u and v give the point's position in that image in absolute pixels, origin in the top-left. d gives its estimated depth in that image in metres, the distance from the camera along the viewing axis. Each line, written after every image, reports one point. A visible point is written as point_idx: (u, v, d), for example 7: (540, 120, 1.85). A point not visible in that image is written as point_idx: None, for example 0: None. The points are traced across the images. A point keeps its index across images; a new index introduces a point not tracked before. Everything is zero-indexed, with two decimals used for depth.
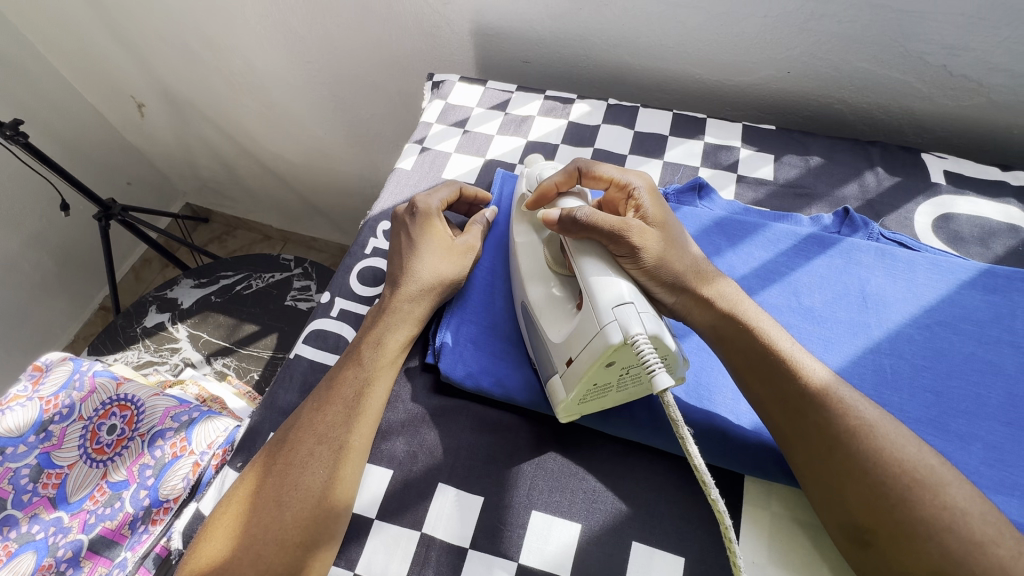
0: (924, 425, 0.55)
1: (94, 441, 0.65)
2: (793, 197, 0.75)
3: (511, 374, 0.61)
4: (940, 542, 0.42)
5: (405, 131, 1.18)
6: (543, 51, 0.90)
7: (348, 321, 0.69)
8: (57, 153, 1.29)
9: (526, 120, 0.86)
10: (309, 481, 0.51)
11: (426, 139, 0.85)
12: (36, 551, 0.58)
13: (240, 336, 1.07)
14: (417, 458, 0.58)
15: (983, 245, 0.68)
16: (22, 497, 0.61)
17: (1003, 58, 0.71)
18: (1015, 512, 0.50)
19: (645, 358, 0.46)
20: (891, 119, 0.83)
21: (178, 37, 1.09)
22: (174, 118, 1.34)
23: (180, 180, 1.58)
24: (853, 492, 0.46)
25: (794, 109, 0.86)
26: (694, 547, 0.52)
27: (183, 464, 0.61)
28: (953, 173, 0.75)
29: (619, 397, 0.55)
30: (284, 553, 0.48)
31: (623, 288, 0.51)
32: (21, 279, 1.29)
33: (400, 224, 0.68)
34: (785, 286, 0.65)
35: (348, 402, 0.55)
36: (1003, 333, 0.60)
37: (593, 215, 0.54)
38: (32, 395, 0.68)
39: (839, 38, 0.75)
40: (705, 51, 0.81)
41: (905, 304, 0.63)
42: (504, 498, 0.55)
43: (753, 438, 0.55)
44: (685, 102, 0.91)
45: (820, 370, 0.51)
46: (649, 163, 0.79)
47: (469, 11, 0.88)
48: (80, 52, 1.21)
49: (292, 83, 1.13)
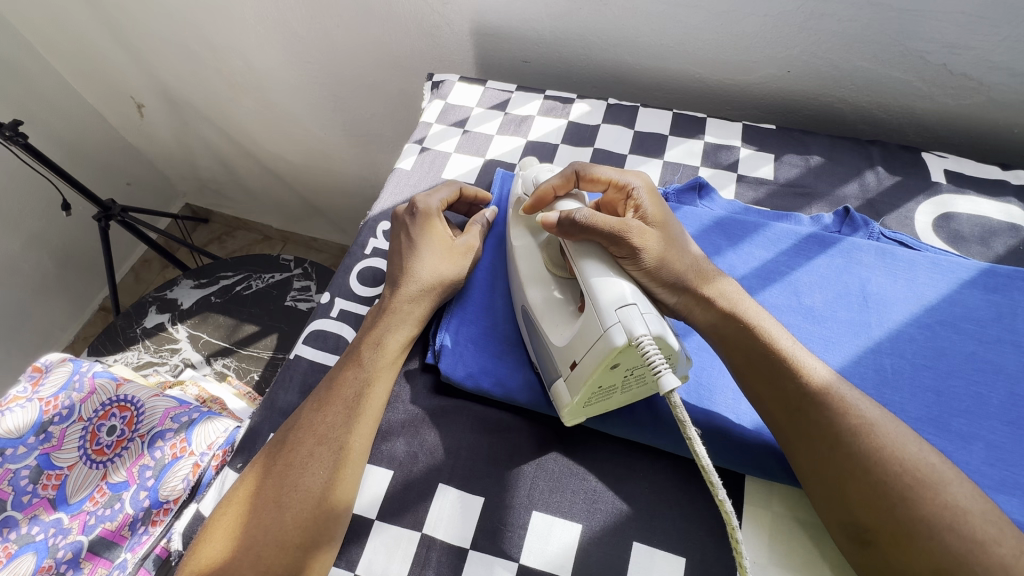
0: (925, 424, 0.55)
1: (94, 442, 0.65)
2: (794, 196, 0.75)
3: (511, 374, 0.61)
4: (943, 541, 0.42)
5: (405, 131, 1.18)
6: (543, 51, 0.90)
7: (348, 321, 0.69)
8: (57, 153, 1.29)
9: (526, 120, 0.85)
10: (309, 482, 0.51)
11: (426, 139, 0.85)
12: (36, 553, 0.58)
13: (240, 336, 1.07)
14: (418, 459, 0.58)
15: (984, 244, 0.68)
16: (22, 498, 0.61)
17: (1003, 56, 0.71)
18: (1016, 512, 0.50)
19: (650, 358, 0.46)
20: (891, 118, 0.83)
21: (178, 37, 1.09)
22: (174, 118, 1.34)
23: (180, 180, 1.58)
24: (854, 491, 0.46)
25: (794, 109, 0.86)
26: (695, 548, 0.52)
27: (184, 465, 0.61)
28: (953, 172, 0.75)
29: (623, 398, 0.55)
30: (284, 554, 0.48)
31: (625, 288, 0.51)
32: (20, 280, 1.29)
33: (399, 225, 0.68)
34: (785, 286, 0.65)
35: (348, 402, 0.55)
36: (1004, 332, 0.60)
37: (592, 216, 0.54)
38: (32, 396, 0.67)
39: (839, 37, 0.75)
40: (705, 50, 0.81)
41: (906, 303, 0.63)
42: (504, 498, 0.55)
43: (753, 438, 0.55)
44: (684, 102, 0.91)
45: (822, 370, 0.51)
46: (649, 162, 0.79)
47: (469, 11, 0.88)
48: (79, 52, 1.21)
49: (292, 83, 1.13)
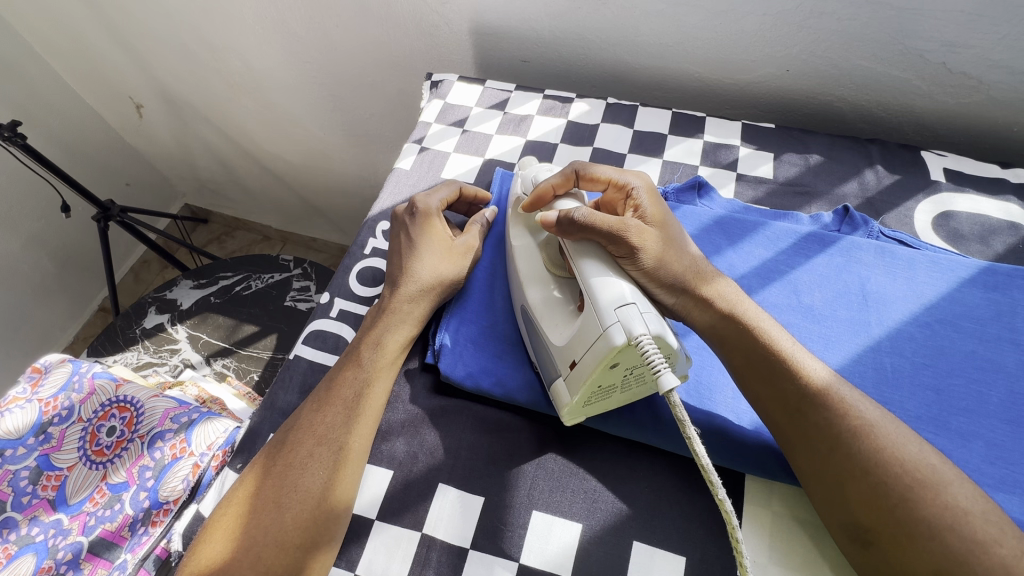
0: (925, 423, 0.55)
1: (94, 443, 0.65)
2: (793, 195, 0.75)
3: (511, 374, 0.61)
4: (943, 541, 0.42)
5: (405, 130, 1.18)
6: (542, 50, 0.90)
7: (348, 321, 0.69)
8: (55, 153, 1.29)
9: (525, 119, 0.85)
10: (309, 483, 0.51)
11: (425, 139, 0.85)
12: (35, 554, 0.58)
13: (240, 336, 1.07)
14: (417, 459, 0.58)
15: (984, 243, 0.68)
16: (21, 499, 0.61)
17: (1003, 55, 0.71)
18: (1017, 510, 0.50)
19: (650, 358, 0.46)
20: (891, 116, 0.83)
21: (177, 38, 1.09)
22: (173, 119, 1.34)
23: (180, 180, 1.58)
24: (855, 490, 0.46)
25: (793, 107, 0.86)
26: (695, 547, 0.52)
27: (184, 465, 0.61)
28: (952, 170, 0.75)
29: (624, 397, 0.55)
30: (284, 554, 0.48)
31: (625, 288, 0.51)
32: (20, 281, 1.29)
33: (399, 224, 0.68)
34: (785, 285, 0.65)
35: (348, 403, 0.55)
36: (1003, 331, 0.60)
37: (591, 216, 0.54)
38: (32, 397, 0.67)
39: (839, 36, 0.75)
40: (704, 49, 0.81)
41: (905, 301, 0.63)
42: (504, 498, 0.55)
43: (753, 437, 0.55)
44: (684, 101, 0.91)
45: (821, 370, 0.51)
46: (648, 162, 0.79)
47: (468, 11, 0.88)
48: (78, 53, 1.21)
49: (291, 84, 1.13)
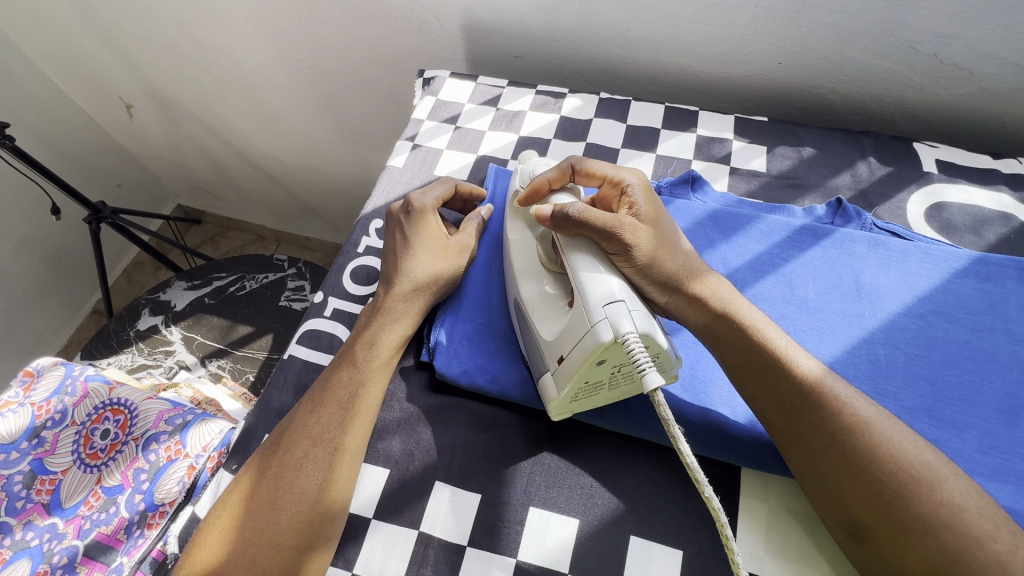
0: (919, 414, 0.55)
1: (88, 446, 0.64)
2: (786, 187, 0.75)
3: (506, 371, 0.61)
4: (939, 538, 0.42)
5: (396, 128, 1.17)
6: (534, 45, 0.90)
7: (342, 321, 0.69)
8: (44, 155, 1.28)
9: (517, 116, 0.85)
10: (304, 484, 0.51)
11: (418, 136, 0.85)
12: (30, 558, 0.58)
13: (235, 337, 1.06)
14: (414, 458, 0.58)
15: (976, 233, 0.68)
16: (16, 504, 0.61)
17: (994, 46, 0.71)
18: (1008, 498, 0.50)
19: (635, 357, 0.46)
20: (883, 109, 0.83)
21: (166, 37, 1.08)
22: (164, 119, 1.32)
23: (171, 180, 1.56)
24: (850, 486, 0.46)
25: (786, 100, 0.86)
26: (692, 541, 0.52)
27: (178, 468, 0.61)
28: (944, 162, 0.75)
29: (612, 394, 0.55)
30: (279, 556, 0.48)
31: (614, 285, 0.51)
32: (13, 284, 1.28)
33: (393, 222, 0.67)
34: (779, 277, 0.65)
35: (343, 403, 0.55)
36: (995, 321, 0.60)
37: (585, 212, 0.53)
38: (24, 400, 0.66)
39: (830, 28, 0.75)
40: (697, 43, 0.81)
41: (899, 293, 0.63)
42: (501, 495, 0.55)
43: (748, 431, 0.55)
44: (676, 96, 0.91)
45: (814, 366, 0.51)
46: (642, 157, 0.79)
47: (460, 7, 0.87)
48: (66, 53, 1.20)
49: (281, 82, 1.12)
